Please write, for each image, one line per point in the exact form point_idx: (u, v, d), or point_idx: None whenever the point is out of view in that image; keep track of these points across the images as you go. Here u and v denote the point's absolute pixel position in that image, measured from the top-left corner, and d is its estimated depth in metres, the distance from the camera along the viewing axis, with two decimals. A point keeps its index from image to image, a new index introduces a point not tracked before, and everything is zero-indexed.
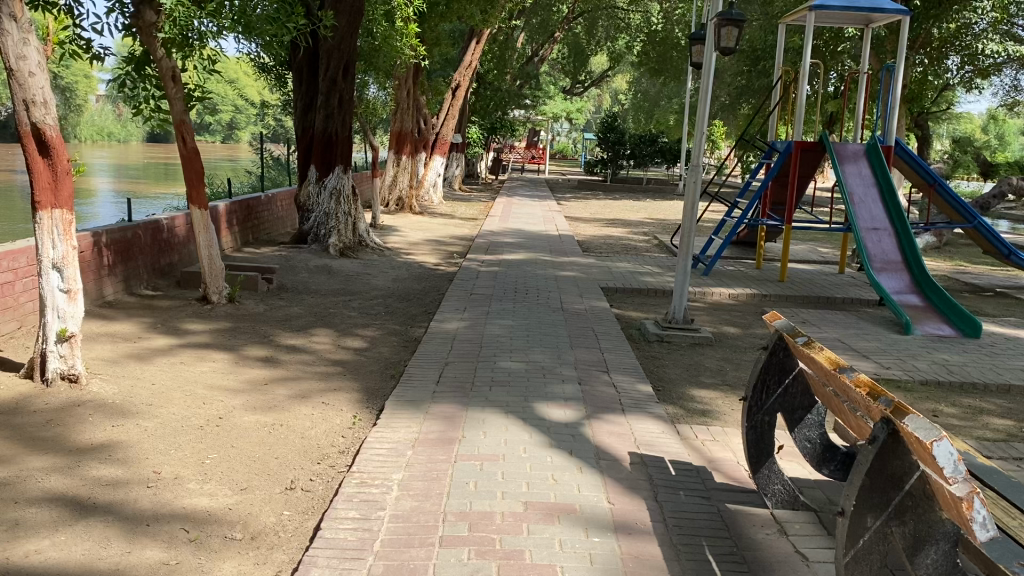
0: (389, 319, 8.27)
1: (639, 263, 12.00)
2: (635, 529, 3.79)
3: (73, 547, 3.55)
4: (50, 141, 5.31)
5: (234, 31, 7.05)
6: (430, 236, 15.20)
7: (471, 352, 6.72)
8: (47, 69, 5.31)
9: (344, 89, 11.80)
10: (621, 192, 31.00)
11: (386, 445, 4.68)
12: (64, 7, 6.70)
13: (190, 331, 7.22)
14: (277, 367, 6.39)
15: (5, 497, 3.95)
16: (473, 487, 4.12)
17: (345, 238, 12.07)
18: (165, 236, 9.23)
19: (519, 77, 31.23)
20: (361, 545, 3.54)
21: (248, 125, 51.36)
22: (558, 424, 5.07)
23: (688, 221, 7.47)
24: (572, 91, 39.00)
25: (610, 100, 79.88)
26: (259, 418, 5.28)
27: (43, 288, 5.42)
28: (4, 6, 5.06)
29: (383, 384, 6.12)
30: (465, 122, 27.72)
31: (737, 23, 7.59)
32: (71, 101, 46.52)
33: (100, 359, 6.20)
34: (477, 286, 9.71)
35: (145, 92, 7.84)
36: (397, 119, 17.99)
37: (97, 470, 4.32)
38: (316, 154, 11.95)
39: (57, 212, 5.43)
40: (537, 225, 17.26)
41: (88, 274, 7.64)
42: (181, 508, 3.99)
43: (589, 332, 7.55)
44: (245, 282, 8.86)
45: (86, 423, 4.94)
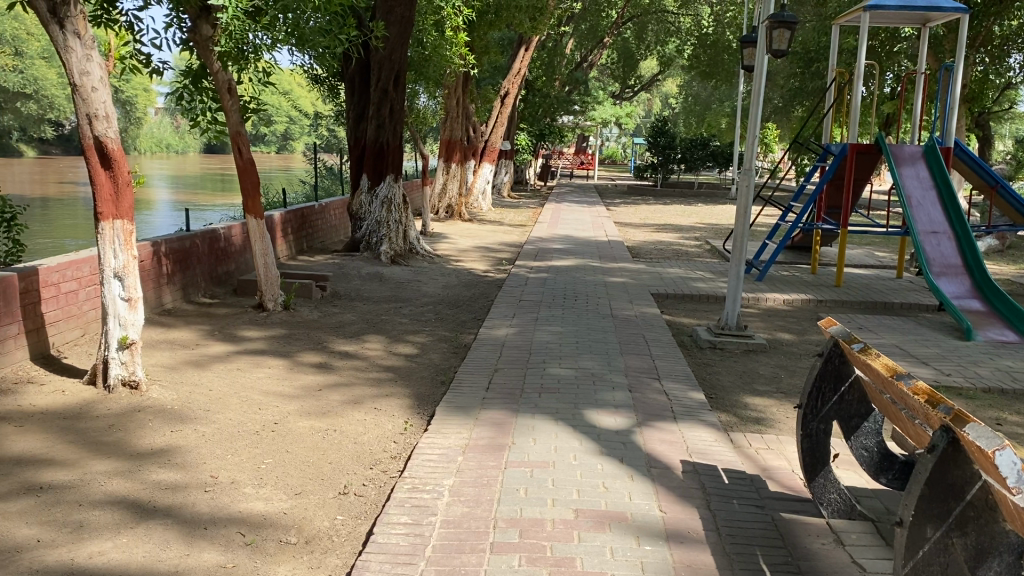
0: (440, 325, 8.33)
1: (690, 269, 11.88)
2: (688, 538, 3.75)
3: (134, 549, 3.65)
4: (112, 154, 5.46)
5: (287, 44, 7.14)
6: (480, 243, 15.28)
7: (520, 358, 6.74)
8: (109, 84, 5.47)
9: (395, 99, 11.96)
10: (672, 196, 30.80)
11: (437, 450, 4.72)
12: (125, 23, 6.85)
13: (245, 338, 7.37)
14: (331, 373, 6.48)
15: (71, 499, 4.08)
16: (524, 493, 4.12)
17: (396, 246, 12.18)
18: (222, 245, 9.44)
19: (567, 83, 31.29)
20: (413, 551, 3.57)
21: (302, 136, 52.23)
22: (609, 431, 5.05)
23: (741, 227, 7.38)
24: (621, 97, 38.89)
25: (660, 105, 79.46)
26: (313, 423, 5.37)
27: (105, 296, 5.59)
28: (70, 24, 5.24)
29: (434, 390, 6.16)
30: (514, 129, 27.83)
31: (790, 25, 7.50)
32: (131, 113, 47.98)
33: (160, 366, 6.36)
34: (527, 293, 9.73)
35: (201, 105, 8.05)
36: (447, 127, 18.19)
37: (157, 474, 4.44)
38: (367, 163, 12.13)
39: (118, 223, 5.59)
40: (586, 230, 17.22)
41: (148, 282, 7.85)
42: (237, 512, 4.07)
43: (639, 338, 7.50)
44: (300, 289, 9.01)
45: (147, 429, 5.06)
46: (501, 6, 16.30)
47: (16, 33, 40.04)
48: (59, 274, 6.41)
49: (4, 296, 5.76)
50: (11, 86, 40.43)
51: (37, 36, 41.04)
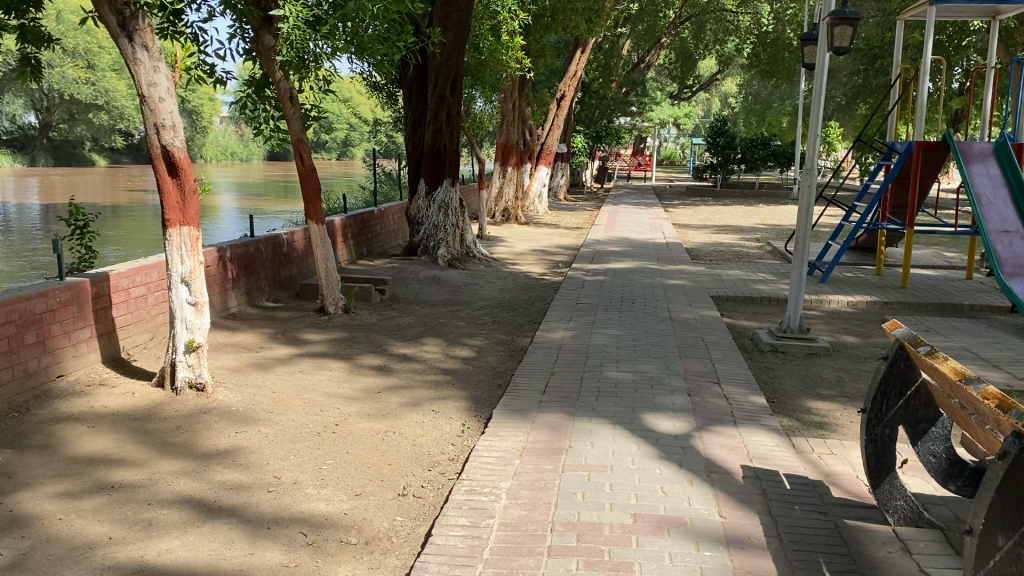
0: (497, 328, 8.36)
1: (751, 271, 11.70)
2: (748, 544, 3.70)
3: (201, 548, 3.75)
4: (178, 162, 5.61)
5: (347, 53, 7.22)
6: (536, 246, 15.30)
7: (578, 362, 6.72)
8: (176, 94, 5.62)
9: (452, 104, 12.06)
10: (731, 196, 30.42)
11: (494, 453, 4.74)
12: (190, 35, 7.03)
13: (308, 341, 7.50)
14: (390, 375, 6.56)
15: (140, 499, 4.21)
16: (581, 497, 4.11)
17: (454, 249, 12.26)
18: (285, 250, 9.63)
19: (624, 84, 31.18)
20: (471, 552, 3.60)
21: (362, 142, 52.99)
22: (667, 436, 5.00)
23: (803, 228, 7.24)
24: (679, 97, 38.52)
25: (719, 105, 78.53)
26: (372, 424, 5.44)
27: (173, 301, 5.77)
28: (138, 37, 5.40)
29: (491, 393, 6.18)
30: (570, 131, 27.79)
31: (852, 22, 7.33)
32: (197, 122, 49.54)
33: (225, 368, 6.52)
34: (584, 296, 9.71)
35: (265, 113, 8.23)
36: (503, 131, 18.26)
37: (222, 474, 4.55)
38: (425, 168, 12.26)
39: (185, 230, 5.76)
40: (644, 232, 17.10)
41: (214, 287, 8.05)
42: (300, 512, 4.15)
43: (698, 342, 7.42)
44: (359, 293, 9.13)
45: (213, 430, 5.19)
46: (557, 9, 16.29)
47: (88, 46, 41.75)
48: (128, 279, 6.62)
49: (77, 302, 5.95)
50: (85, 98, 42.19)
51: (108, 49, 42.69)
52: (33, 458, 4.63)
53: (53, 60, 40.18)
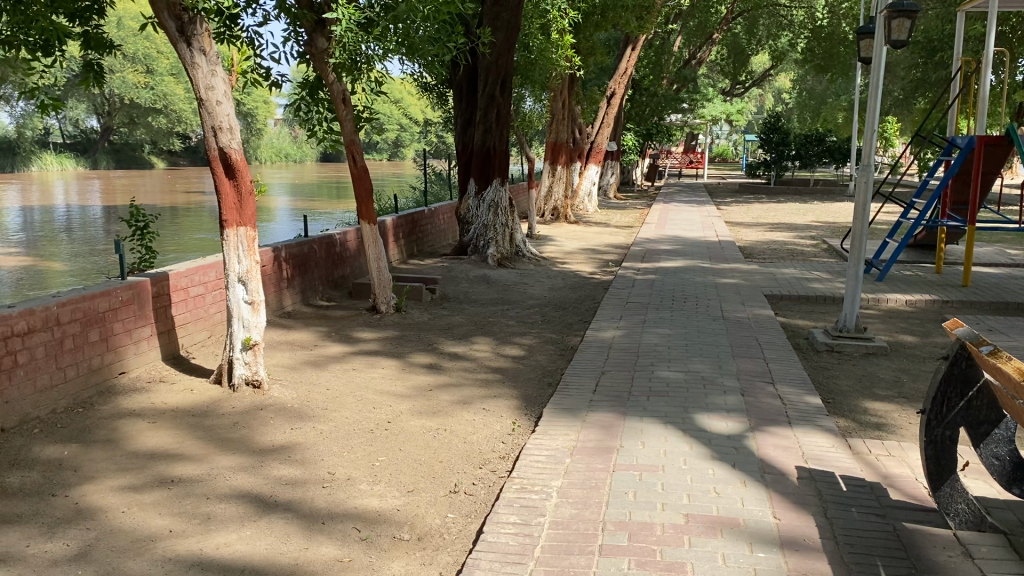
0: (547, 327, 8.37)
1: (806, 269, 11.52)
2: (803, 546, 3.65)
3: (258, 542, 3.82)
4: (235, 164, 5.73)
5: (398, 54, 7.29)
6: (586, 245, 15.25)
7: (628, 361, 6.68)
8: (233, 97, 5.74)
9: (502, 104, 12.10)
10: (785, 194, 29.92)
11: (545, 451, 4.74)
12: (245, 39, 7.17)
13: (360, 339, 7.60)
14: (441, 373, 6.61)
15: (199, 493, 4.31)
16: (633, 497, 4.09)
17: (503, 248, 12.27)
18: (338, 250, 9.75)
19: (675, 81, 30.94)
20: (522, 550, 3.61)
21: (413, 142, 53.51)
22: (719, 436, 4.95)
23: (859, 225, 7.10)
24: (731, 94, 38.01)
25: (772, 100, 77.36)
26: (424, 422, 5.49)
27: (230, 300, 5.90)
28: (195, 41, 5.52)
29: (541, 392, 6.19)
30: (620, 130, 27.68)
31: (910, 14, 7.19)
32: (251, 124, 50.65)
33: (281, 366, 6.64)
34: (635, 295, 9.66)
35: (318, 115, 8.38)
36: (552, 130, 18.24)
37: (279, 470, 4.63)
38: (475, 167, 12.32)
39: (241, 230, 5.88)
40: (695, 231, 16.94)
41: (270, 286, 8.19)
42: (353, 507, 4.21)
43: (752, 341, 7.33)
44: (410, 291, 9.20)
45: (269, 426, 5.30)
46: (607, 6, 16.21)
47: (148, 52, 43.08)
48: (188, 279, 6.77)
49: (138, 301, 6.11)
50: (143, 101, 43.62)
51: (166, 54, 43.91)
52: (98, 451, 4.78)
53: (114, 65, 41.54)
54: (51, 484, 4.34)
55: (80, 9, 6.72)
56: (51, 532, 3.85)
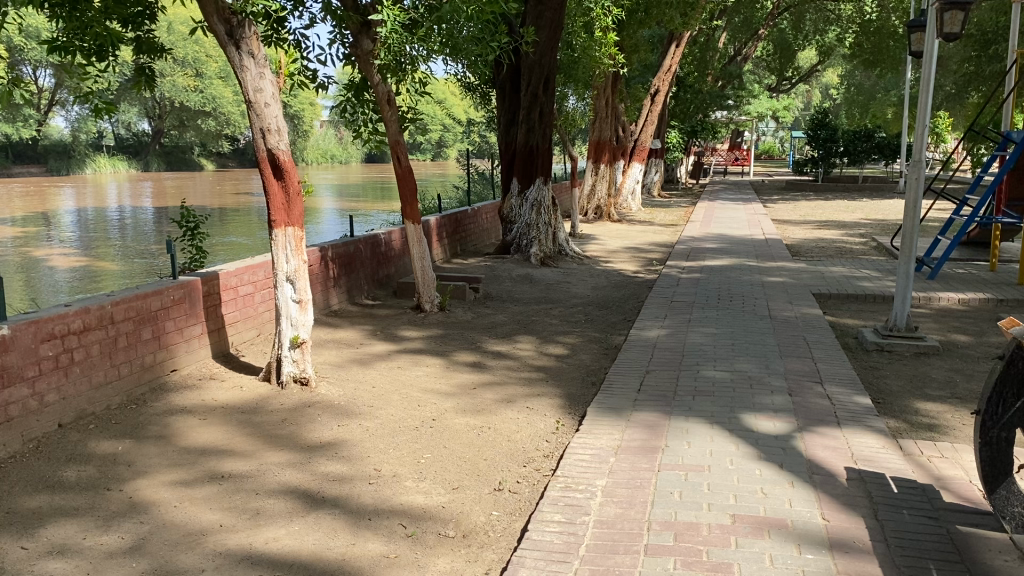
0: (590, 326, 8.36)
1: (855, 267, 11.33)
2: (853, 548, 3.59)
3: (306, 537, 3.88)
4: (283, 165, 5.82)
5: (442, 54, 7.33)
6: (630, 243, 15.19)
7: (673, 360, 6.64)
8: (280, 99, 5.82)
9: (545, 103, 12.11)
10: (833, 191, 29.46)
11: (589, 450, 4.74)
12: (293, 42, 7.28)
13: (405, 338, 7.66)
14: (484, 372, 6.64)
15: (248, 489, 4.38)
16: (678, 497, 4.07)
17: (546, 247, 12.27)
18: (383, 249, 9.84)
19: (720, 77, 30.66)
20: (567, 549, 3.61)
21: (456, 142, 53.73)
22: (767, 436, 4.90)
23: (910, 222, 6.96)
24: (777, 90, 37.50)
25: (819, 96, 76.15)
26: (469, 420, 5.52)
27: (279, 299, 5.99)
28: (244, 44, 5.61)
29: (585, 391, 6.18)
30: (664, 127, 27.51)
31: (963, 7, 7.05)
32: (298, 126, 51.39)
33: (327, 364, 6.72)
34: (679, 294, 9.58)
35: (364, 116, 8.47)
36: (595, 128, 18.20)
37: (326, 466, 4.69)
38: (518, 166, 12.35)
39: (290, 230, 5.97)
40: (741, 229, 16.76)
41: (317, 285, 8.31)
42: (399, 504, 4.25)
43: (799, 340, 7.23)
44: (454, 291, 9.25)
45: (317, 423, 5.37)
46: (651, 4, 16.13)
47: (197, 56, 44.02)
48: (237, 278, 6.89)
49: (189, 300, 6.23)
50: (193, 105, 44.54)
51: (215, 58, 44.70)
52: (150, 447, 4.88)
53: (165, 69, 42.49)
54: (106, 478, 4.45)
55: (132, 14, 6.86)
56: (107, 525, 3.95)
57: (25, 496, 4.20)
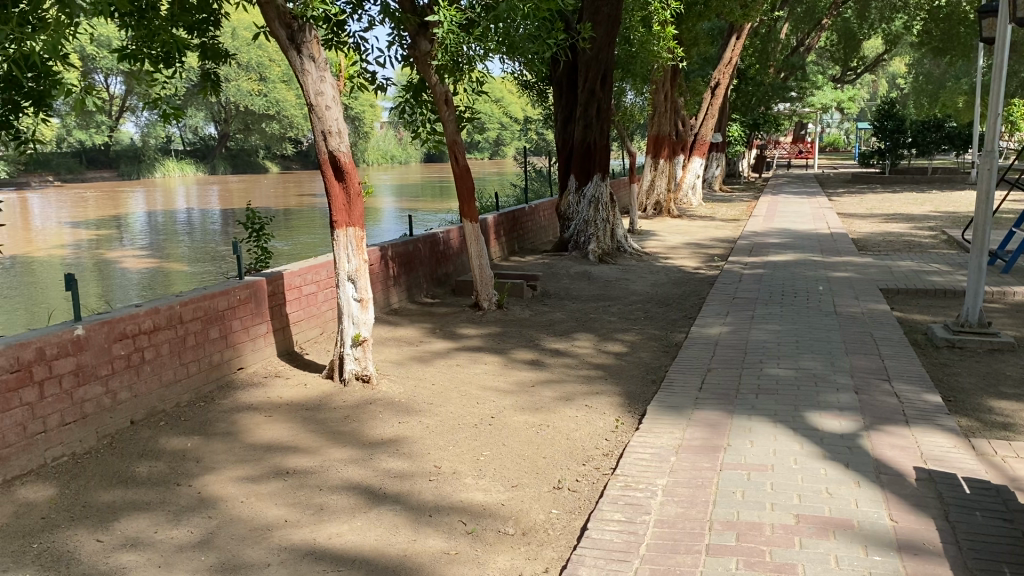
0: (649, 323, 8.29)
1: (924, 262, 10.98)
2: (923, 550, 3.49)
3: (368, 532, 3.94)
4: (344, 167, 5.91)
5: (499, 53, 7.35)
6: (690, 240, 15.01)
7: (735, 358, 6.54)
8: (341, 102, 5.90)
9: (603, 99, 12.04)
10: (901, 183, 28.70)
11: (649, 449, 4.71)
12: (352, 44, 7.37)
13: (464, 335, 7.71)
14: (543, 369, 6.63)
15: (312, 484, 4.47)
16: (741, 496, 4.01)
17: (604, 244, 12.20)
18: (442, 248, 9.92)
19: (783, 69, 30.11)
20: (627, 548, 3.60)
21: (514, 140, 53.85)
22: (832, 435, 4.80)
23: (982, 214, 6.72)
24: (842, 80, 36.56)
25: (887, 86, 74.06)
26: (527, 418, 5.52)
27: (341, 298, 6.07)
28: (305, 49, 5.70)
29: (645, 389, 6.13)
30: (725, 120, 27.10)
31: None
32: (359, 128, 52.17)
33: (388, 361, 6.80)
34: (741, 290, 9.43)
35: (422, 117, 8.56)
36: (654, 123, 18.05)
37: (387, 462, 4.75)
38: (576, 163, 12.31)
39: (351, 230, 6.05)
40: (805, 223, 16.43)
41: (377, 284, 8.42)
42: (458, 501, 4.28)
43: (866, 337, 7.05)
44: (513, 289, 9.27)
45: (378, 420, 5.44)
46: None
47: (261, 60, 45.04)
48: (300, 278, 7.02)
49: (255, 299, 6.37)
50: (258, 109, 45.53)
51: (278, 62, 45.59)
52: (218, 443, 5.01)
53: (230, 74, 43.67)
54: (176, 474, 4.59)
55: (197, 21, 7.06)
56: (177, 519, 4.07)
57: (100, 490, 4.36)
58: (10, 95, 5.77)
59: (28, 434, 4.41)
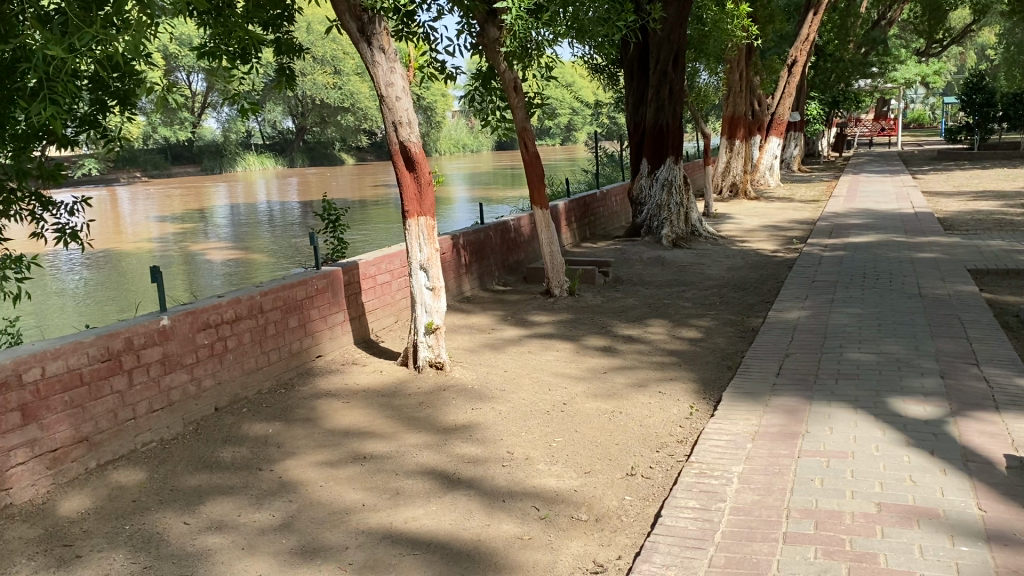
0: (725, 309, 8.15)
1: (1016, 241, 10.50)
2: (1014, 542, 3.36)
3: (443, 516, 3.99)
4: (415, 156, 5.98)
5: (568, 38, 7.32)
6: (768, 222, 14.68)
7: (814, 343, 6.39)
8: (411, 92, 5.95)
9: (675, 80, 11.86)
10: (992, 159, 27.50)
11: (725, 436, 4.64)
12: (422, 34, 7.43)
13: (536, 322, 7.72)
14: (615, 356, 6.59)
15: (388, 469, 4.55)
16: (820, 484, 3.93)
17: (678, 229, 12.03)
18: (513, 236, 9.94)
19: (863, 44, 29.10)
20: (702, 535, 3.56)
21: (585, 125, 53.52)
22: (917, 421, 4.65)
23: None
24: (926, 54, 34.94)
25: (975, 57, 70.94)
26: (599, 404, 5.51)
27: (414, 286, 6.14)
28: (375, 40, 5.75)
29: (720, 375, 6.03)
30: (802, 99, 26.35)
31: None
32: (431, 118, 52.63)
33: (462, 349, 6.86)
34: (821, 273, 9.19)
35: (491, 105, 8.61)
36: (729, 104, 17.68)
37: (461, 448, 4.81)
38: (648, 146, 12.16)
39: (422, 220, 6.12)
40: (887, 203, 15.89)
41: (450, 273, 8.49)
42: (532, 486, 4.30)
43: (952, 320, 6.79)
44: (584, 275, 9.24)
45: (452, 406, 5.50)
46: None
47: (334, 53, 45.83)
48: (375, 267, 7.13)
49: (332, 289, 6.51)
50: (333, 102, 46.30)
51: (352, 54, 46.23)
52: (298, 429, 5.14)
53: (305, 68, 44.62)
54: (259, 459, 4.73)
55: (272, 17, 7.22)
56: (260, 502, 4.19)
57: (187, 474, 4.52)
58: (98, 95, 6.00)
59: (119, 420, 4.60)
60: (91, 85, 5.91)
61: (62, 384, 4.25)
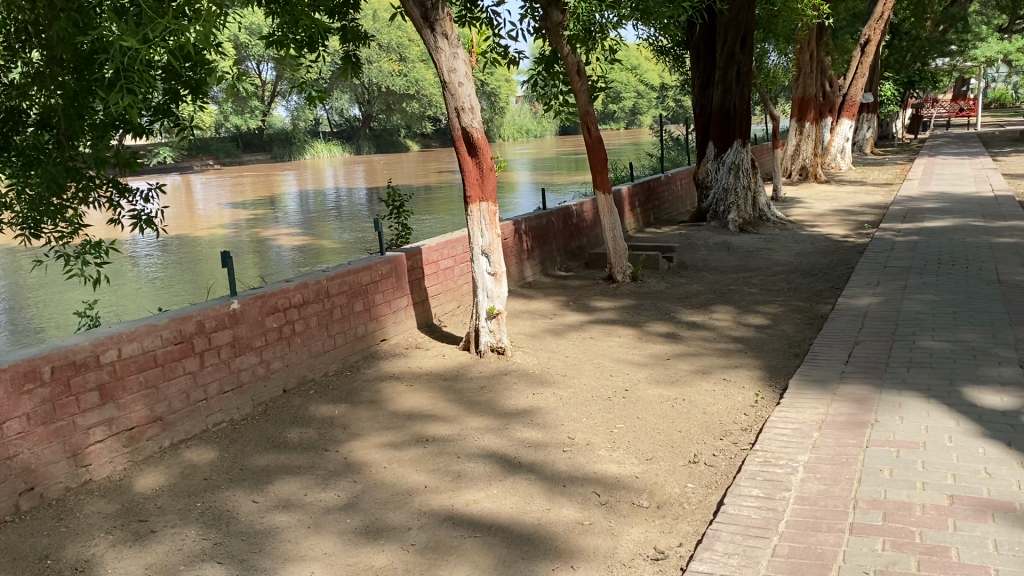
0: (793, 295, 7.99)
1: None
2: None
3: (504, 500, 4.02)
4: (477, 142, 5.99)
5: (632, 19, 7.23)
6: (838, 206, 14.30)
7: (886, 330, 6.21)
8: (474, 78, 5.96)
9: (743, 61, 11.62)
10: None
11: (790, 425, 4.56)
12: (485, 19, 7.43)
13: (598, 308, 7.69)
14: (678, 343, 6.53)
15: (450, 452, 4.60)
16: (889, 474, 3.83)
17: (745, 213, 11.81)
18: (575, 221, 9.90)
19: (942, 22, 28.02)
20: (765, 524, 3.51)
21: (650, 108, 52.82)
22: (993, 412, 4.49)
23: None
24: (1009, 30, 33.43)
25: None
26: (662, 391, 5.46)
27: (476, 271, 6.18)
28: (438, 26, 5.77)
29: (787, 363, 5.92)
30: (876, 80, 25.55)
31: None
32: (495, 104, 52.59)
33: (524, 334, 6.88)
34: (893, 259, 8.91)
35: (554, 89, 8.57)
36: (799, 84, 17.26)
37: (523, 432, 4.83)
38: (714, 129, 11.95)
39: (484, 205, 6.14)
40: (965, 186, 15.33)
41: (512, 258, 8.51)
42: (593, 472, 4.30)
43: None
44: (647, 261, 9.15)
45: (513, 391, 5.53)
46: None
47: (400, 40, 46.07)
48: (438, 253, 7.19)
49: (396, 273, 6.59)
50: (398, 88, 46.56)
51: (417, 41, 46.43)
52: (363, 411, 5.23)
53: (370, 56, 44.94)
54: (325, 439, 4.83)
55: (337, 5, 7.30)
56: (326, 483, 4.28)
57: (256, 454, 4.65)
58: (172, 84, 6.16)
59: (191, 401, 4.75)
60: (164, 75, 6.08)
61: (138, 365, 4.40)
